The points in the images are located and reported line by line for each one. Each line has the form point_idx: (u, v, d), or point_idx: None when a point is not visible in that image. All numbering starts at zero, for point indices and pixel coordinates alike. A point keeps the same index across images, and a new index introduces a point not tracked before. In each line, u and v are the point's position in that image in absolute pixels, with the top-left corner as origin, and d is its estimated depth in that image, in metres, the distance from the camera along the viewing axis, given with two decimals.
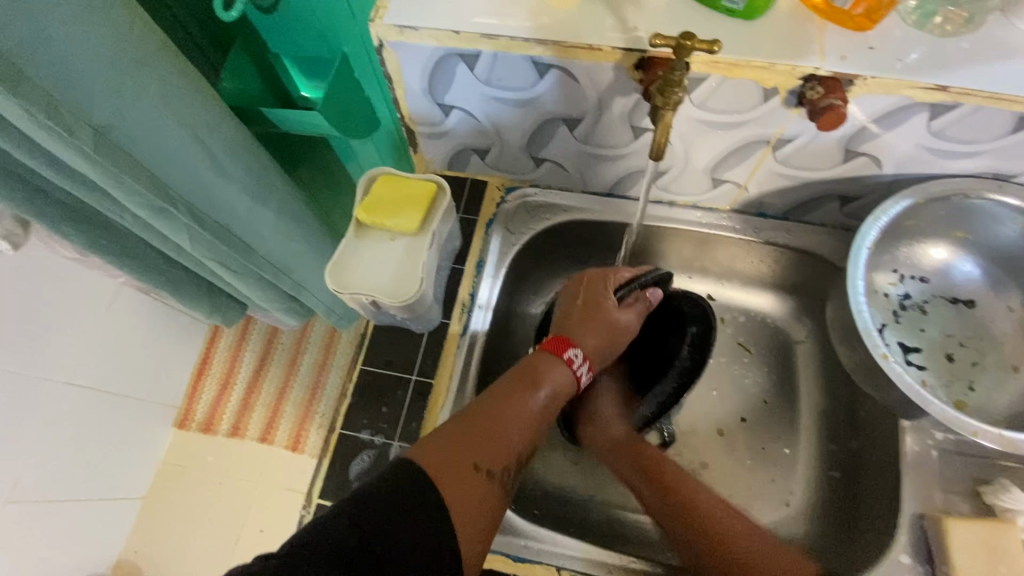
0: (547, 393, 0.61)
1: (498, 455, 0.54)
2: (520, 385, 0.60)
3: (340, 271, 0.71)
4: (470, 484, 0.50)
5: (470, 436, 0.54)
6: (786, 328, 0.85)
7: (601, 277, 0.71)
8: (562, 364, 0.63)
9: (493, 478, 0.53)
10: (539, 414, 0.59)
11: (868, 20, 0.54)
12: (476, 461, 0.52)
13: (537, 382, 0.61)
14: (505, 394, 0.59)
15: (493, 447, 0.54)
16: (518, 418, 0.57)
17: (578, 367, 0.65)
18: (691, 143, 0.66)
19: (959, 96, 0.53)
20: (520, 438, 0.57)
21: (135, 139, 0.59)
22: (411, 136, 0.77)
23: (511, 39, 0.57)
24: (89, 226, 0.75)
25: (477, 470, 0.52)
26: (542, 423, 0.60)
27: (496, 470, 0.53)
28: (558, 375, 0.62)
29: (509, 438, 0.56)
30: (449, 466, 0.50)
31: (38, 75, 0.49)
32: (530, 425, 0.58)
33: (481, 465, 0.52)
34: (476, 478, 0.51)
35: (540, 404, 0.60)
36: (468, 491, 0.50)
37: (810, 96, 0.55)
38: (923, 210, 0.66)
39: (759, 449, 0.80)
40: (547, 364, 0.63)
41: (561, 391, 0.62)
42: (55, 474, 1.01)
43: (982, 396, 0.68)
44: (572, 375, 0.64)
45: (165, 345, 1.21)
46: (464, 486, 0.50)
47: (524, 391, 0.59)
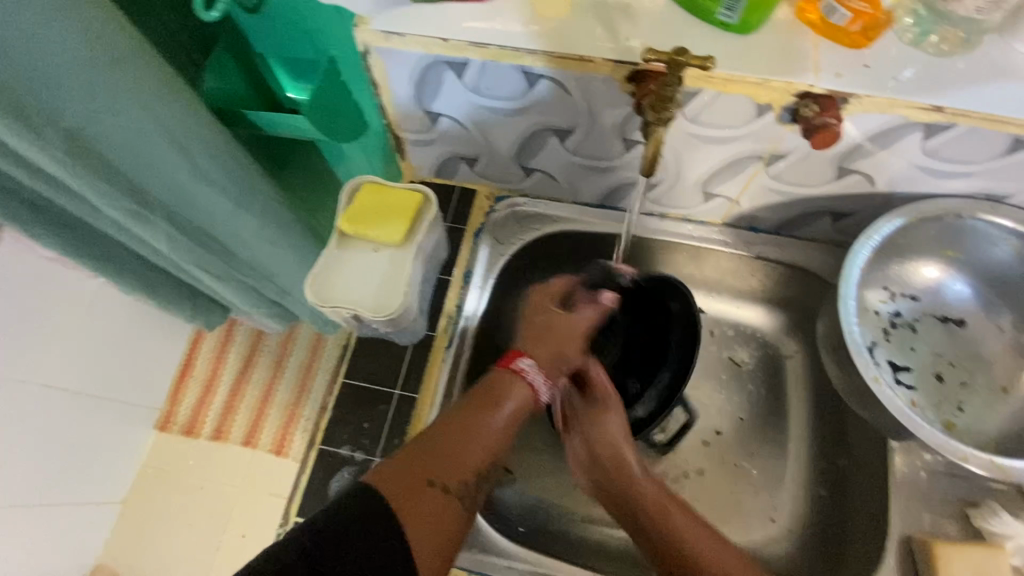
0: (510, 410, 0.58)
1: (457, 470, 0.52)
2: (481, 402, 0.57)
3: (322, 284, 0.69)
4: (424, 503, 0.48)
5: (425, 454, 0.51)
6: (776, 343, 0.84)
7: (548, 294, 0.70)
8: (518, 379, 0.60)
9: (451, 494, 0.50)
10: (505, 430, 0.57)
11: (864, 38, 0.53)
12: (431, 477, 0.50)
13: (495, 399, 0.58)
14: (466, 411, 0.56)
15: (452, 462, 0.51)
16: (480, 434, 0.55)
17: (533, 378, 0.61)
18: (682, 157, 0.65)
19: (954, 117, 0.52)
20: (484, 453, 0.54)
21: (110, 142, 0.57)
22: (398, 142, 0.75)
23: (501, 49, 0.55)
24: (62, 228, 0.73)
25: (433, 487, 0.49)
26: (507, 442, 0.58)
27: (453, 485, 0.50)
28: (517, 394, 0.59)
29: (471, 453, 0.53)
30: (402, 486, 0.48)
31: (6, 76, 0.47)
32: (494, 443, 0.56)
33: (436, 480, 0.49)
34: (432, 496, 0.48)
35: (504, 420, 0.57)
36: (422, 511, 0.47)
37: (804, 113, 0.54)
38: (915, 229, 0.65)
39: (748, 466, 0.79)
40: (505, 382, 0.60)
41: (523, 409, 0.59)
42: (26, 480, 0.98)
43: (971, 417, 0.67)
44: (531, 388, 0.61)
45: (145, 348, 1.18)
46: (420, 506, 0.47)
47: (485, 410, 0.57)
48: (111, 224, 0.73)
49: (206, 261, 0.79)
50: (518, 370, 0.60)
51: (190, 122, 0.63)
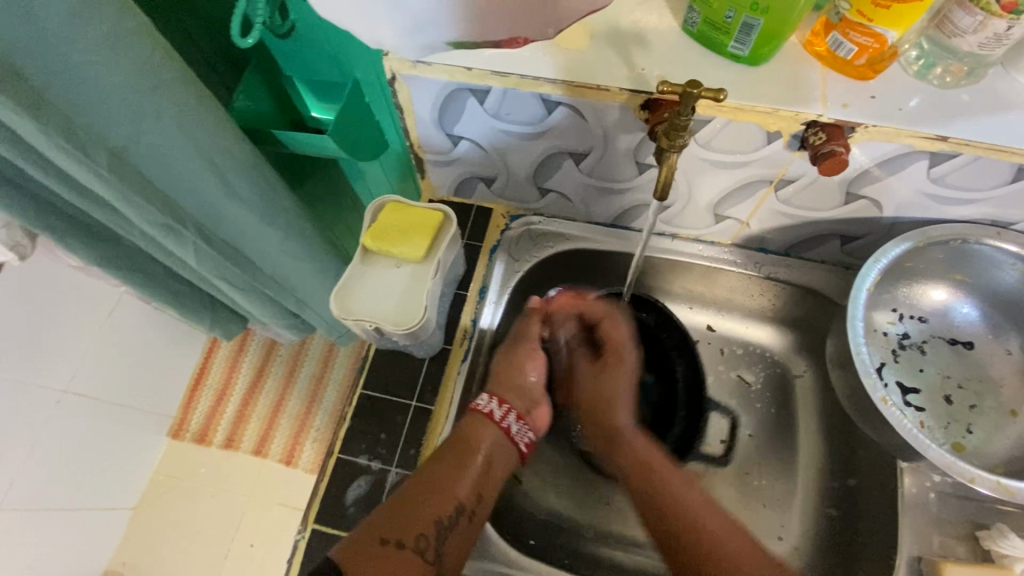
0: (481, 459, 0.61)
1: (416, 526, 0.54)
2: (450, 455, 0.60)
3: (345, 297, 0.72)
4: (377, 562, 0.51)
5: (387, 513, 0.55)
6: (785, 362, 0.85)
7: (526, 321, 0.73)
8: (487, 422, 0.64)
9: (408, 549, 0.53)
10: (474, 482, 0.59)
11: (869, 70, 0.55)
12: (386, 535, 0.53)
13: (468, 447, 0.61)
14: (435, 466, 0.60)
15: (411, 518, 0.55)
16: (444, 487, 0.58)
17: (504, 419, 0.65)
18: (694, 180, 0.68)
19: (958, 147, 0.54)
20: (448, 505, 0.57)
21: (149, 161, 0.61)
22: (419, 162, 0.78)
23: (522, 77, 0.58)
24: (95, 239, 0.76)
25: (387, 544, 0.52)
26: (484, 491, 0.60)
27: (410, 540, 0.53)
28: (488, 437, 0.63)
29: (434, 508, 0.56)
30: (358, 549, 0.51)
31: (60, 100, 0.50)
32: (463, 493, 0.58)
33: (391, 538, 0.53)
34: (385, 554, 0.52)
35: (473, 471, 0.60)
36: (374, 568, 0.50)
37: (813, 141, 0.56)
38: (922, 253, 0.66)
39: (758, 484, 0.80)
40: (474, 430, 0.63)
41: (494, 455, 0.62)
42: (47, 482, 1.00)
43: (980, 439, 0.68)
44: (501, 429, 0.64)
45: (164, 355, 1.21)
46: (374, 565, 0.50)
47: (453, 463, 0.59)
48: (143, 237, 0.76)
49: (230, 272, 0.82)
50: (485, 412, 0.64)
51: (224, 143, 0.66)
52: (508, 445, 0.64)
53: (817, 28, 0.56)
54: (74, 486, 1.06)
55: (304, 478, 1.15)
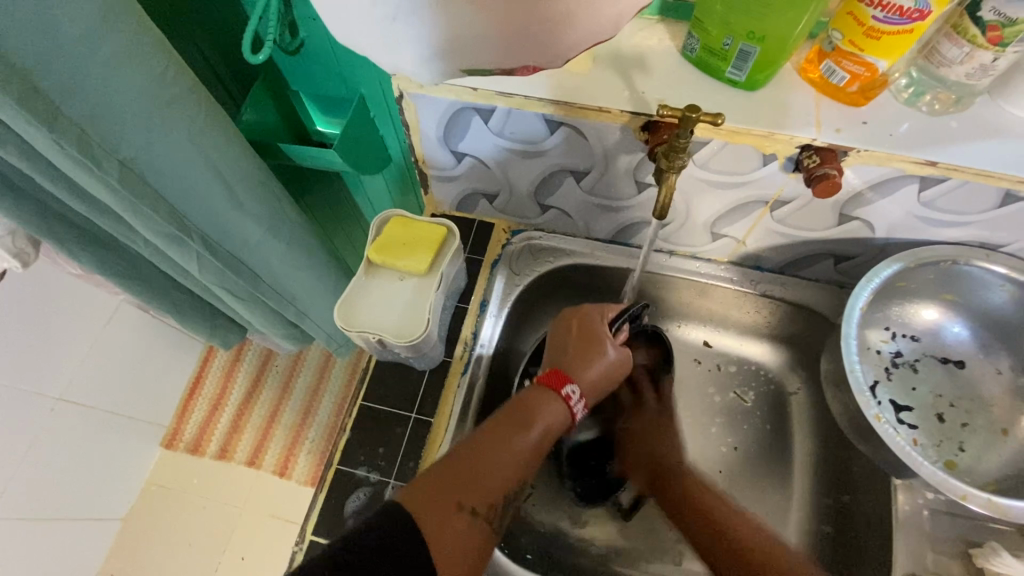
0: (540, 431, 0.61)
1: (486, 495, 0.55)
2: (512, 423, 0.60)
3: (350, 310, 0.73)
4: (454, 525, 0.51)
5: (457, 476, 0.55)
6: (781, 379, 0.86)
7: (594, 312, 0.71)
8: (560, 403, 0.64)
9: (479, 517, 0.53)
10: (532, 452, 0.60)
11: (862, 97, 0.57)
12: (462, 500, 0.53)
13: (531, 421, 0.61)
14: (496, 432, 0.59)
15: (480, 485, 0.55)
16: (506, 459, 0.58)
17: (575, 403, 0.65)
18: (692, 200, 0.69)
19: (948, 171, 0.56)
20: (509, 478, 0.57)
21: (157, 171, 0.61)
22: (423, 178, 0.80)
23: (526, 98, 0.60)
24: (98, 247, 0.77)
25: (462, 510, 0.53)
26: (534, 463, 0.61)
27: (482, 509, 0.54)
28: (554, 409, 0.63)
29: (496, 479, 0.56)
30: (438, 509, 0.51)
31: (75, 113, 0.51)
32: (522, 466, 0.59)
33: (466, 504, 0.53)
34: (462, 518, 0.52)
35: (532, 443, 0.60)
36: (451, 531, 0.51)
37: (807, 164, 0.57)
38: (914, 274, 0.68)
39: (754, 499, 0.80)
40: (543, 400, 0.63)
41: (553, 429, 0.63)
42: (36, 489, 0.99)
43: (971, 457, 0.69)
44: (569, 413, 0.64)
45: (160, 363, 1.21)
46: (450, 527, 0.51)
47: (515, 433, 0.60)
48: (145, 245, 0.76)
49: (233, 282, 0.82)
50: (563, 394, 0.64)
51: (230, 155, 0.67)
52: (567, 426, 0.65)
53: (811, 56, 0.58)
54: (64, 492, 1.05)
55: (297, 489, 1.14)
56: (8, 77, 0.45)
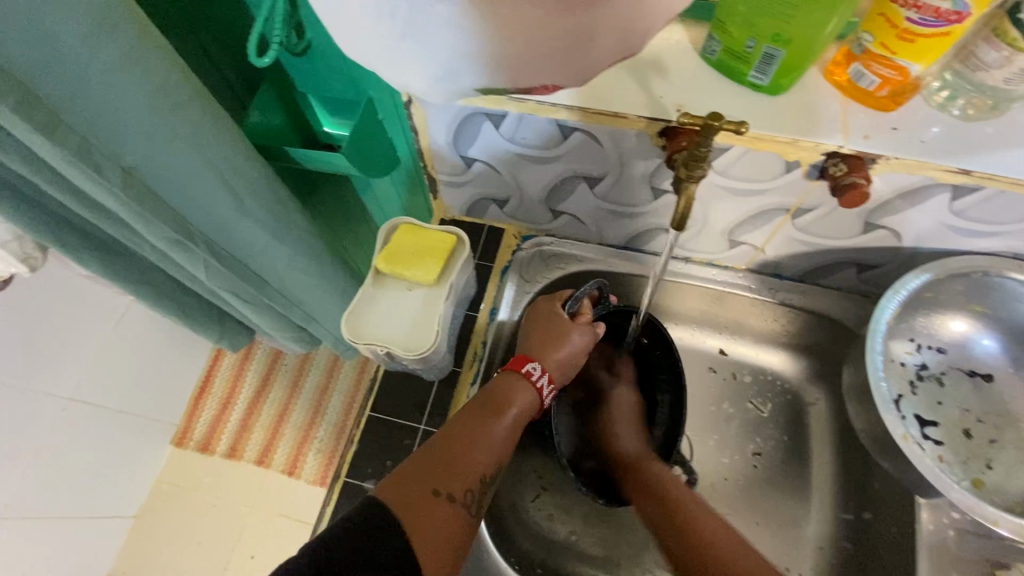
0: (511, 415, 0.60)
1: (462, 480, 0.53)
2: (482, 410, 0.59)
3: (356, 320, 0.71)
4: (429, 511, 0.49)
5: (430, 464, 0.53)
6: (799, 389, 0.84)
7: (553, 298, 0.70)
8: (523, 382, 0.63)
9: (455, 502, 0.51)
10: (506, 436, 0.59)
11: (891, 102, 0.55)
12: (437, 487, 0.51)
13: (500, 407, 0.60)
14: (466, 420, 0.58)
15: (455, 471, 0.53)
16: (479, 444, 0.57)
17: (539, 379, 0.64)
18: (710, 206, 0.67)
19: (982, 180, 0.54)
20: (485, 463, 0.56)
21: (160, 177, 0.60)
22: (432, 182, 0.78)
23: (539, 103, 0.58)
24: (107, 253, 0.76)
25: (438, 497, 0.50)
26: (510, 448, 0.60)
27: (459, 494, 0.52)
28: (518, 395, 0.62)
29: (471, 464, 0.55)
30: (413, 497, 0.49)
31: (75, 120, 0.50)
32: (496, 450, 0.57)
33: (442, 490, 0.51)
34: (438, 505, 0.50)
35: (505, 426, 0.59)
36: (428, 519, 0.48)
37: (832, 172, 0.55)
38: (943, 285, 0.65)
39: (770, 512, 0.78)
40: (511, 386, 0.63)
41: (524, 413, 0.62)
42: (48, 490, 0.99)
43: (1000, 475, 0.66)
44: (535, 391, 0.63)
45: (171, 364, 1.20)
46: (428, 515, 0.49)
47: (485, 418, 0.59)
48: (153, 251, 0.75)
49: (239, 288, 0.81)
50: (524, 372, 0.64)
51: (236, 161, 0.65)
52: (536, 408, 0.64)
53: (838, 57, 0.55)
54: (75, 492, 1.05)
55: (306, 488, 1.13)
56: (6, 85, 0.44)
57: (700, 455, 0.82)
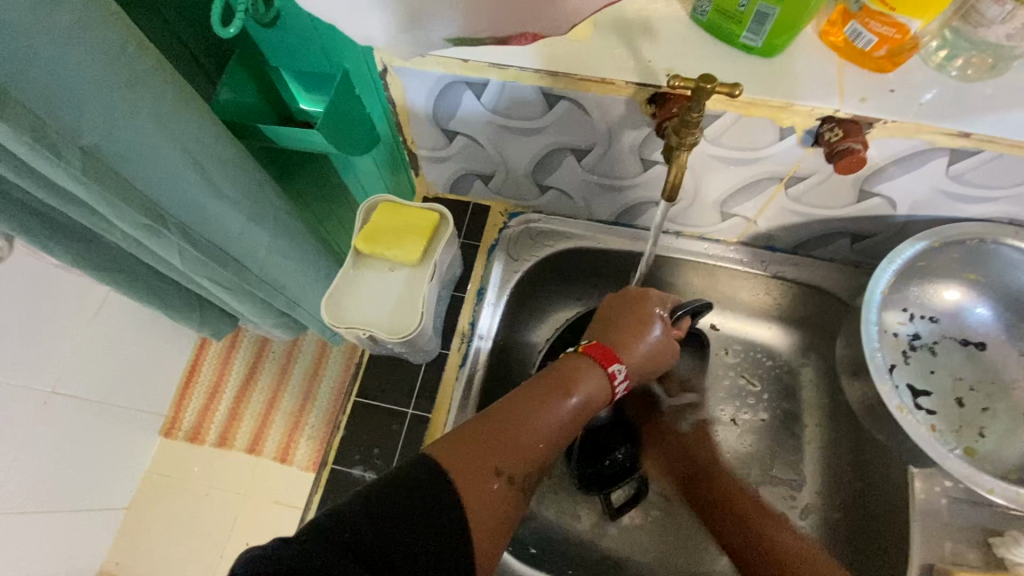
0: (579, 400, 0.58)
1: (521, 462, 0.51)
2: (553, 392, 0.57)
3: (338, 305, 0.69)
4: (489, 489, 0.47)
5: (489, 438, 0.51)
6: (791, 363, 0.83)
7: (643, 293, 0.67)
8: (604, 378, 0.60)
9: (515, 484, 0.50)
10: (571, 422, 0.57)
11: (889, 63, 0.52)
12: (498, 465, 0.50)
13: (570, 390, 0.58)
14: (535, 400, 0.56)
15: (519, 452, 0.51)
16: (545, 427, 0.54)
17: (619, 382, 0.62)
18: (701, 177, 0.65)
19: (981, 143, 0.52)
20: (546, 447, 0.54)
21: (126, 159, 0.55)
22: (412, 159, 0.76)
23: (521, 70, 0.55)
24: (75, 241, 0.72)
25: (498, 477, 0.49)
26: (570, 435, 0.58)
27: (518, 477, 0.51)
28: (592, 381, 0.59)
29: (534, 447, 0.53)
30: (472, 470, 0.48)
31: (25, 96, 0.45)
32: (559, 437, 0.56)
33: (503, 470, 0.49)
34: (498, 484, 0.48)
35: (571, 411, 0.57)
36: (487, 498, 0.47)
37: (828, 138, 0.53)
38: (937, 252, 0.64)
39: (762, 484, 0.78)
40: (584, 372, 0.60)
41: (592, 401, 0.59)
42: (34, 486, 0.97)
43: (993, 443, 0.66)
44: (609, 389, 0.61)
45: (155, 355, 1.17)
46: (485, 492, 0.47)
47: (557, 401, 0.56)
48: (124, 237, 0.71)
49: (217, 274, 0.78)
50: (609, 372, 0.61)
51: (206, 140, 0.61)
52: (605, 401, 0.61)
53: (834, 17, 0.53)
54: (62, 487, 1.02)
55: (299, 475, 1.12)
56: None
57: (691, 433, 0.81)
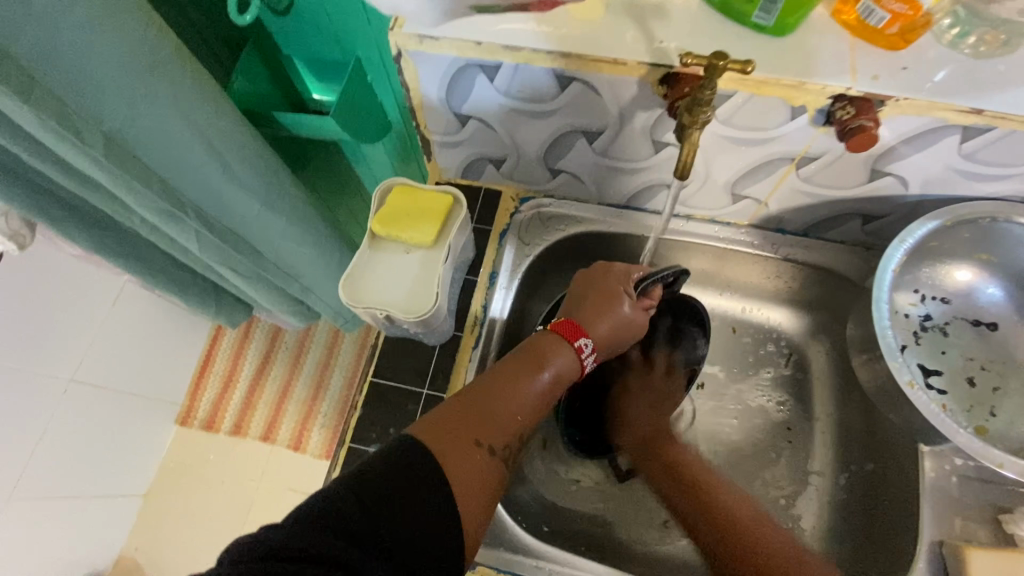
0: (551, 375, 0.58)
1: (500, 434, 0.53)
2: (525, 364, 0.58)
3: (354, 283, 0.70)
4: (472, 460, 0.49)
5: (467, 414, 0.52)
6: (801, 347, 0.84)
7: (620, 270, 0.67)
8: (571, 352, 0.60)
9: (495, 454, 0.51)
10: (546, 392, 0.58)
11: (901, 40, 0.52)
12: (478, 437, 0.51)
13: (542, 362, 0.58)
14: (507, 371, 0.57)
15: (496, 424, 0.53)
16: (520, 396, 0.55)
17: (587, 356, 0.62)
18: (712, 159, 0.65)
19: (993, 120, 0.52)
20: (523, 418, 0.55)
21: (145, 144, 0.57)
22: (426, 145, 0.76)
23: (533, 51, 0.55)
24: (96, 228, 0.73)
25: (479, 448, 0.50)
26: (547, 405, 0.58)
27: (498, 447, 0.52)
28: (562, 357, 0.60)
29: (510, 418, 0.54)
30: (452, 443, 0.49)
31: (51, 82, 0.47)
32: (535, 405, 0.57)
33: (483, 442, 0.51)
34: (479, 456, 0.50)
35: (544, 386, 0.57)
36: (470, 469, 0.48)
37: (840, 116, 0.54)
38: (949, 232, 0.64)
39: (770, 466, 0.79)
40: (552, 345, 0.60)
41: (564, 375, 0.60)
42: (55, 469, 0.99)
43: (1004, 422, 0.66)
44: (579, 361, 0.61)
45: (172, 342, 1.19)
46: (469, 464, 0.48)
47: (529, 372, 0.57)
48: (144, 224, 0.73)
49: (234, 260, 0.79)
50: (575, 346, 0.61)
51: (224, 125, 0.62)
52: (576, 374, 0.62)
53: None
54: (82, 471, 1.05)
55: (312, 463, 1.14)
56: None
57: (701, 415, 0.82)
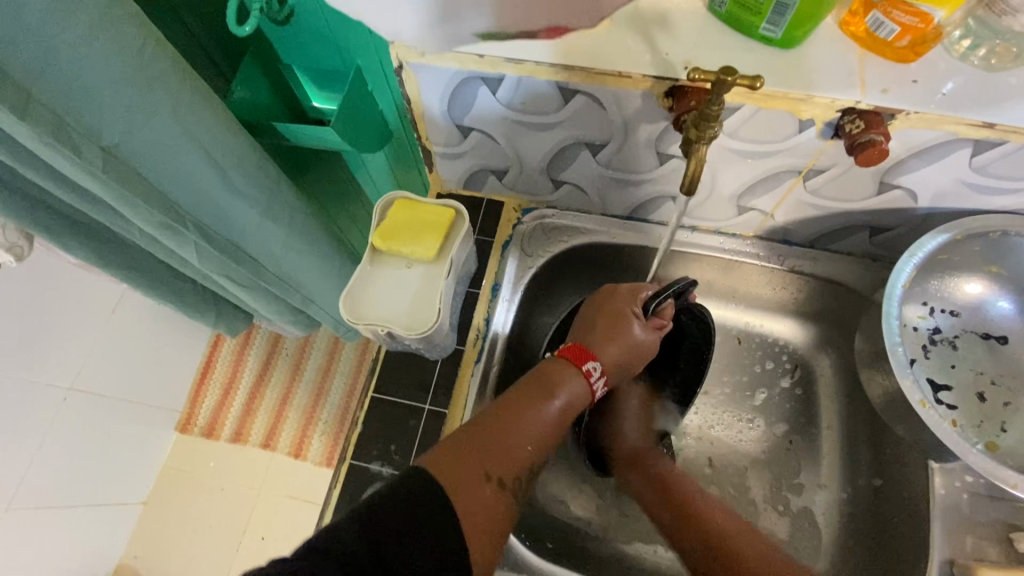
0: (562, 402, 0.57)
1: (510, 464, 0.51)
2: (534, 393, 0.57)
3: (354, 301, 0.69)
4: (481, 494, 0.48)
5: (476, 444, 0.51)
6: (807, 359, 0.83)
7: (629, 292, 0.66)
8: (581, 377, 0.60)
9: (505, 488, 0.50)
10: (556, 421, 0.57)
11: (911, 53, 0.51)
12: (488, 470, 0.49)
13: (551, 391, 0.57)
14: (517, 400, 0.56)
15: (507, 456, 0.51)
16: (531, 426, 0.54)
17: (595, 379, 0.61)
18: (718, 171, 0.64)
19: (1006, 134, 0.51)
20: (533, 449, 0.54)
21: (144, 157, 0.56)
22: (427, 156, 0.75)
23: (536, 64, 0.54)
24: (94, 239, 0.72)
25: (489, 482, 0.49)
26: (557, 434, 0.57)
27: (508, 480, 0.50)
28: (572, 385, 0.59)
29: (521, 450, 0.53)
30: (462, 477, 0.48)
31: (48, 97, 0.46)
32: (546, 435, 0.55)
33: (493, 475, 0.49)
34: (489, 489, 0.48)
35: (555, 414, 0.57)
36: (479, 504, 0.47)
37: (848, 130, 0.52)
38: (959, 245, 0.63)
39: (776, 479, 0.78)
40: (561, 371, 0.60)
41: (574, 403, 0.59)
42: (53, 480, 0.98)
43: (1015, 438, 0.65)
44: (588, 387, 0.60)
45: (172, 351, 1.18)
46: (478, 498, 0.47)
47: (538, 401, 0.56)
48: (142, 235, 0.72)
49: (234, 270, 0.78)
50: (585, 369, 0.60)
51: (222, 137, 0.61)
52: (586, 401, 0.61)
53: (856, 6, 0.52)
54: (80, 481, 1.03)
55: (313, 470, 1.13)
56: None
57: (706, 428, 0.81)
